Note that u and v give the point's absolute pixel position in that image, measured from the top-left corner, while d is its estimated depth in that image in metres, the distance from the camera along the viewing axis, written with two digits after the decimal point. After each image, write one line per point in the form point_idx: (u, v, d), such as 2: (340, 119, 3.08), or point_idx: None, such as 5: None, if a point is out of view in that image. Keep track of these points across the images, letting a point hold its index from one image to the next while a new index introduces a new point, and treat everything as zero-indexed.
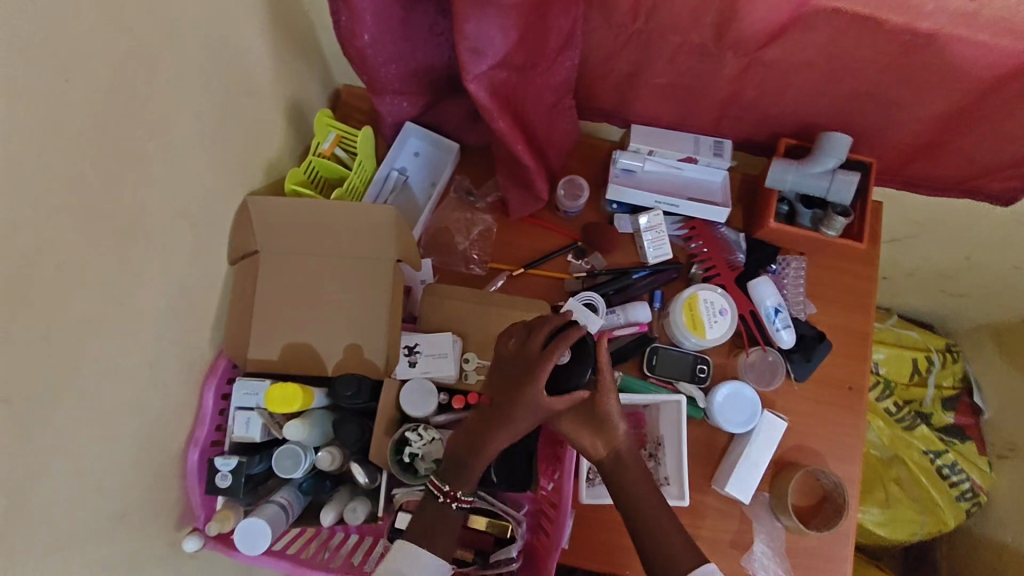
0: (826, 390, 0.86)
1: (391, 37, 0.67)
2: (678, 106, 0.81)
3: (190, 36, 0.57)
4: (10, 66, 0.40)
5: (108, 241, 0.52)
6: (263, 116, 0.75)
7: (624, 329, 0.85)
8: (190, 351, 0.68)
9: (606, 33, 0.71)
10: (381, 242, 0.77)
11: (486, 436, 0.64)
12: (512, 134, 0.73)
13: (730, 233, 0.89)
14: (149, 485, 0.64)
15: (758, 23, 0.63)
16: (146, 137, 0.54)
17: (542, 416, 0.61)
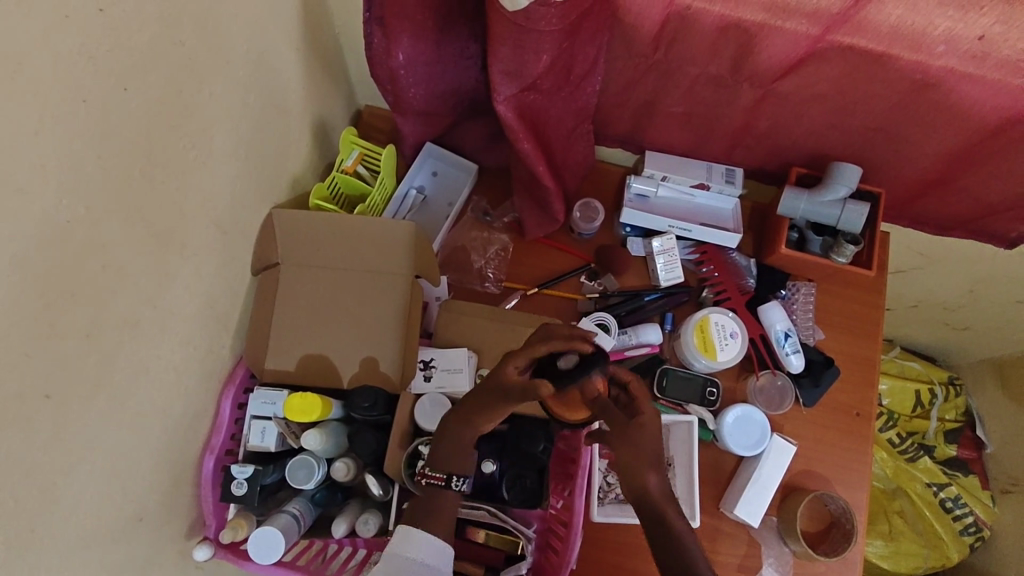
0: (834, 416, 0.87)
1: (423, 59, 0.70)
2: (693, 134, 0.84)
3: (232, 52, 0.60)
4: (62, 73, 0.42)
5: (145, 246, 0.54)
6: (292, 132, 0.77)
7: (636, 350, 0.86)
8: (211, 359, 0.70)
9: (627, 63, 0.74)
10: (401, 257, 0.78)
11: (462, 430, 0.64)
12: (535, 158, 0.76)
13: (741, 259, 0.91)
14: (165, 490, 0.64)
15: (774, 58, 0.67)
16: (187, 146, 0.56)
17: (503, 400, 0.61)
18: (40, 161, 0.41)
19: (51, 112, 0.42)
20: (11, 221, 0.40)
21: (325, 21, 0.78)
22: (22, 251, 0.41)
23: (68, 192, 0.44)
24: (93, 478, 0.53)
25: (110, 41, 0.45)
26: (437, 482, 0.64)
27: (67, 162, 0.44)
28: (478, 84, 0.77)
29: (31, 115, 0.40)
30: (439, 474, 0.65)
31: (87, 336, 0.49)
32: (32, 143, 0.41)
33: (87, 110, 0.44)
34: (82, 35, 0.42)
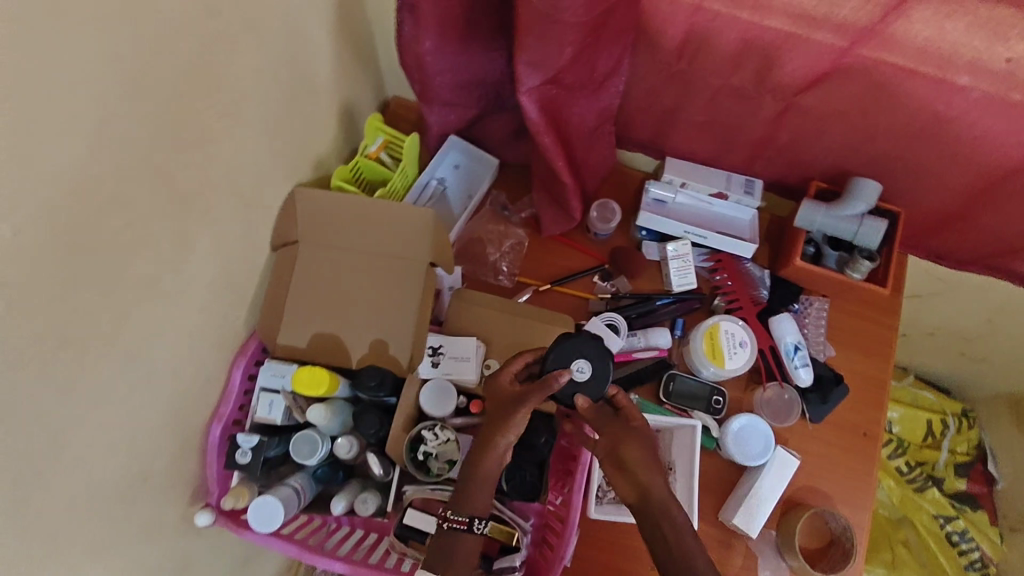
0: (840, 433, 0.86)
1: (451, 49, 0.71)
2: (713, 141, 0.85)
3: (266, 30, 0.62)
4: (100, 33, 0.43)
5: (170, 208, 0.56)
6: (320, 114, 0.79)
7: (644, 353, 0.86)
8: (226, 328, 0.72)
9: (651, 68, 0.75)
10: (418, 242, 0.79)
11: (475, 461, 0.64)
12: (556, 155, 0.77)
13: (755, 269, 0.90)
14: (171, 451, 0.66)
15: (797, 70, 0.68)
16: (216, 117, 0.58)
17: (503, 411, 0.64)
18: (72, 113, 0.43)
19: (94, 72, 0.44)
20: (41, 170, 0.42)
21: (360, 8, 0.80)
22: (53, 201, 0.43)
23: (104, 152, 0.47)
24: (104, 430, 0.55)
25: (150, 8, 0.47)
26: (460, 526, 0.62)
27: (103, 124, 0.46)
28: (504, 79, 0.78)
29: (78, 71, 0.43)
30: (462, 517, 0.63)
31: (115, 291, 0.52)
32: (72, 100, 0.43)
33: (128, 74, 0.47)
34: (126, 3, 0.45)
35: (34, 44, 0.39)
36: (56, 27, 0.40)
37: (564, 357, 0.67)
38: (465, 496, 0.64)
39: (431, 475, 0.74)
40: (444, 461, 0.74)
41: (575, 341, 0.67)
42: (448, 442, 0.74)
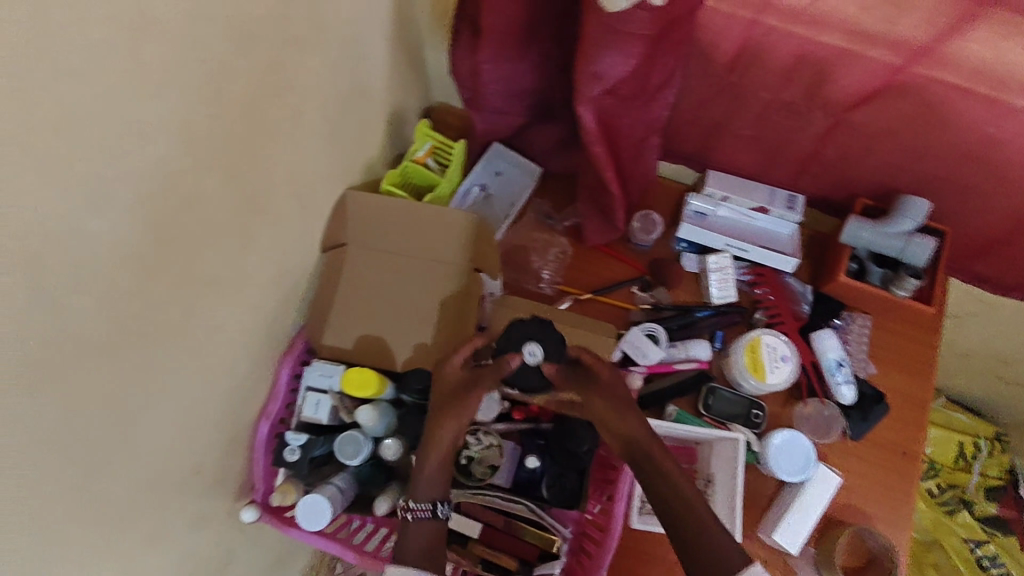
0: (880, 452, 0.85)
1: (507, 59, 0.72)
2: (759, 154, 0.86)
3: (331, 36, 0.63)
4: (188, 37, 0.45)
5: (236, 208, 0.57)
6: (371, 120, 0.80)
7: (684, 364, 0.87)
8: (277, 327, 0.73)
9: (702, 81, 0.76)
10: (462, 248, 0.80)
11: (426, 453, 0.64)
12: (605, 165, 0.77)
13: (797, 284, 0.90)
14: (222, 447, 0.67)
15: (849, 87, 0.68)
16: (281, 120, 0.60)
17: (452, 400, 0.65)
18: (160, 114, 0.44)
19: (182, 73, 0.45)
20: (130, 169, 0.43)
21: (414, 17, 0.82)
22: (138, 199, 0.45)
23: (186, 151, 0.48)
24: (165, 423, 0.56)
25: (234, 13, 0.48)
26: (422, 513, 0.61)
27: (187, 124, 0.47)
28: (554, 89, 0.79)
29: (166, 73, 0.44)
30: (424, 504, 0.62)
31: (183, 287, 0.53)
32: (161, 101, 0.44)
33: (211, 77, 0.48)
34: (211, 9, 0.46)
35: (131, 47, 0.40)
36: (150, 31, 0.42)
37: (514, 341, 0.61)
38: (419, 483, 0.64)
39: (473, 479, 0.76)
40: (486, 466, 0.76)
41: (525, 324, 0.61)
42: (490, 447, 0.76)
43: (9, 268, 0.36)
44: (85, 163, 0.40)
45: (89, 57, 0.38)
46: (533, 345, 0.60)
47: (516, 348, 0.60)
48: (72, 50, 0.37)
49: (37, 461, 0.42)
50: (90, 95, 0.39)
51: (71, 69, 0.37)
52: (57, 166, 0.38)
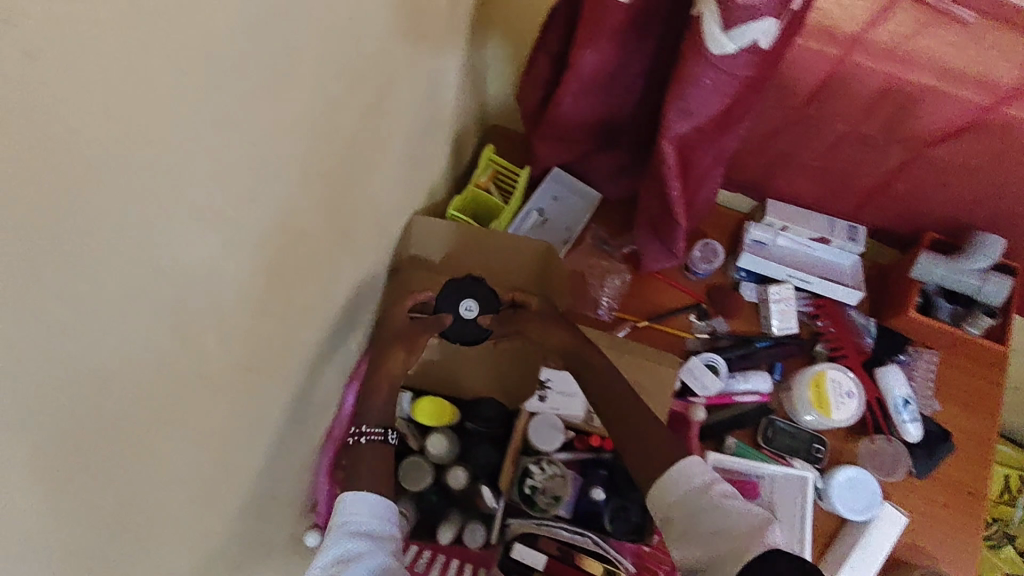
0: (943, 491, 0.84)
1: (591, 90, 0.72)
2: (824, 187, 0.85)
3: (419, 66, 0.63)
4: (310, 75, 0.44)
5: (327, 238, 0.57)
6: (440, 144, 0.80)
7: (744, 397, 0.85)
8: (344, 351, 0.73)
9: (774, 113, 0.75)
10: (526, 275, 0.80)
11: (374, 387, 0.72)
12: (681, 203, 0.76)
13: (859, 317, 0.89)
14: (290, 471, 0.67)
15: (932, 123, 0.68)
16: (371, 151, 0.60)
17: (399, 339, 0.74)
18: (280, 152, 0.44)
19: (301, 109, 0.45)
20: (251, 207, 0.43)
21: (483, 43, 0.82)
22: (252, 237, 0.44)
23: (295, 186, 0.48)
24: (248, 451, 0.55)
25: (349, 50, 0.48)
26: (376, 438, 0.68)
27: (299, 160, 0.47)
28: (627, 119, 0.79)
29: (294, 112, 0.44)
30: (377, 430, 0.68)
31: (279, 318, 0.53)
32: (281, 139, 0.44)
33: (322, 112, 0.48)
34: (336, 47, 0.46)
35: (272, 89, 0.41)
36: (288, 74, 0.42)
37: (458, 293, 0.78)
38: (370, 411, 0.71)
39: (537, 510, 0.74)
40: (550, 497, 0.75)
41: (465, 283, 0.79)
42: (554, 477, 0.75)
43: (152, 311, 0.36)
44: (214, 204, 0.39)
45: (237, 103, 0.38)
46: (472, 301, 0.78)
47: (456, 303, 0.78)
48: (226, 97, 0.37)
49: (142, 494, 0.42)
50: (235, 138, 0.39)
51: (226, 114, 0.37)
52: (202, 208, 0.38)
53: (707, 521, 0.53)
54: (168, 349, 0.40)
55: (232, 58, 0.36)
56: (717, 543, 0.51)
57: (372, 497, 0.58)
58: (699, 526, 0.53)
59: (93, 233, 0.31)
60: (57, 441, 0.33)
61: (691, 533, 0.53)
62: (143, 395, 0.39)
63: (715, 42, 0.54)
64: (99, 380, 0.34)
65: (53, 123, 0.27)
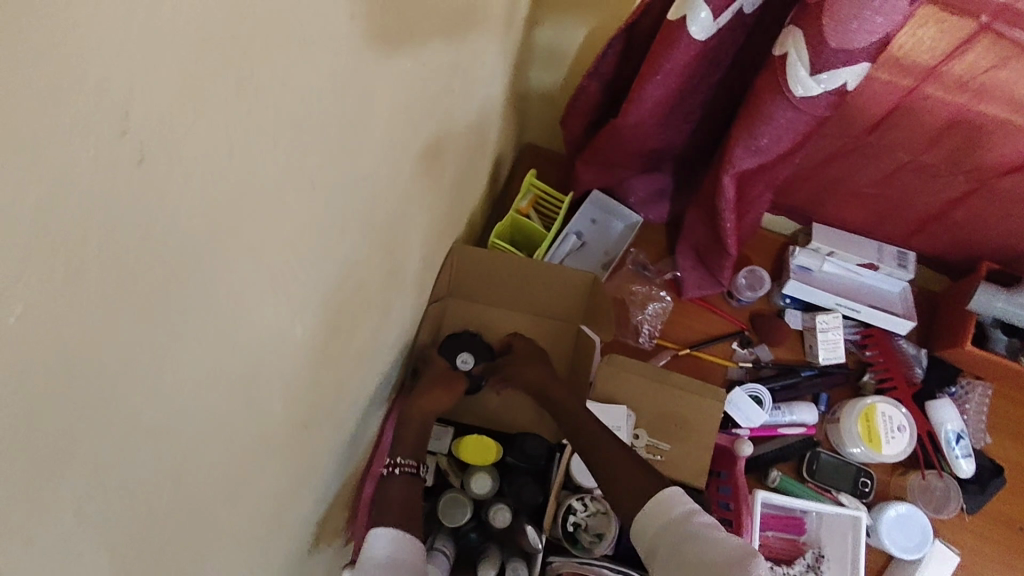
0: (998, 528, 0.81)
1: (653, 121, 0.69)
2: (875, 214, 0.82)
3: (473, 97, 0.62)
4: (386, 125, 0.43)
5: (382, 281, 0.55)
6: (483, 169, 0.78)
7: (789, 428, 0.83)
8: (387, 385, 0.71)
9: (831, 142, 0.73)
10: (570, 304, 0.80)
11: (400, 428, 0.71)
12: (734, 236, 0.74)
13: (909, 346, 0.86)
14: (334, 511, 0.64)
15: (1004, 155, 0.66)
16: (426, 189, 0.58)
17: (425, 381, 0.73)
18: (353, 203, 0.43)
19: (374, 158, 0.43)
20: (325, 260, 0.41)
21: (528, 66, 0.80)
22: (322, 290, 0.43)
23: (361, 234, 0.46)
24: (302, 501, 0.53)
25: (417, 98, 0.47)
26: (409, 469, 0.68)
27: (366, 210, 0.46)
28: (679, 146, 0.77)
29: (369, 162, 0.43)
30: (410, 462, 0.68)
31: (337, 365, 0.51)
32: (354, 192, 0.42)
33: (390, 158, 0.47)
34: (407, 95, 0.45)
35: (353, 142, 0.39)
36: (367, 126, 0.40)
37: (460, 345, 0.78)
38: (403, 443, 0.70)
39: (581, 547, 0.72)
40: (594, 534, 0.72)
41: (462, 339, 0.78)
42: (598, 513, 0.72)
43: (235, 383, 0.35)
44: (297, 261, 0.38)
45: (326, 167, 0.37)
46: (466, 353, 0.77)
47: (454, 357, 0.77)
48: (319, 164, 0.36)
49: (220, 568, 0.41)
50: (320, 196, 0.37)
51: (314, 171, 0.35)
52: (287, 268, 0.36)
53: (693, 549, 0.50)
54: (251, 422, 0.38)
55: (326, 125, 0.35)
56: (700, 569, 0.48)
57: (389, 531, 0.59)
58: (685, 553, 0.51)
59: (204, 321, 0.30)
60: (158, 533, 0.32)
61: (678, 562, 0.51)
62: (229, 470, 0.38)
63: (800, 84, 0.55)
64: (194, 464, 0.33)
65: (189, 227, 0.26)
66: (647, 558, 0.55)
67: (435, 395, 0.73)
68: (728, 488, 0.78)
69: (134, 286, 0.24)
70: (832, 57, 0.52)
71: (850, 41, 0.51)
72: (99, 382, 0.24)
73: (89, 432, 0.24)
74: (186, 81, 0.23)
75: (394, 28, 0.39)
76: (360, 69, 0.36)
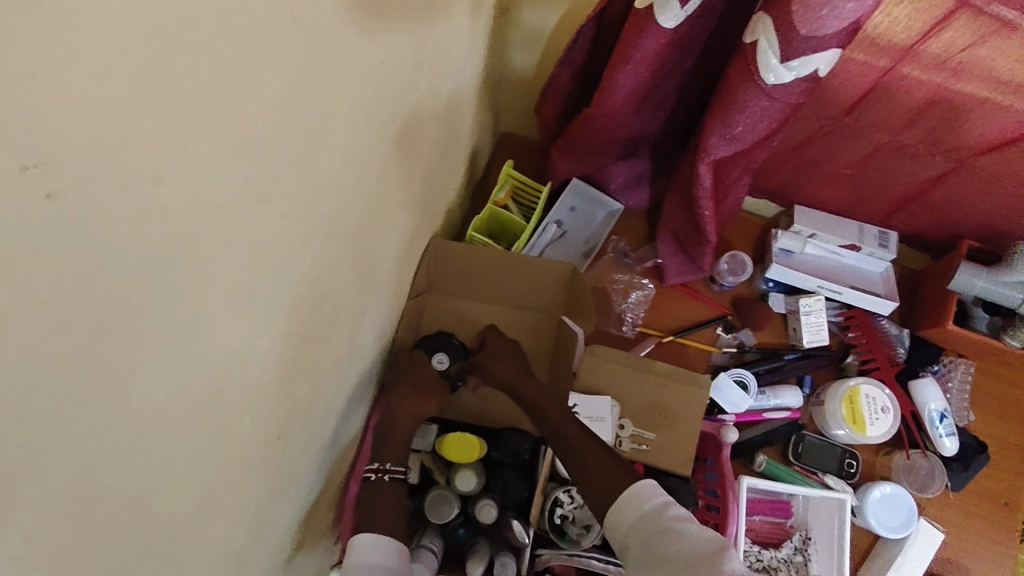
0: (982, 503, 0.82)
1: (627, 109, 0.68)
2: (854, 195, 0.82)
3: (443, 92, 0.60)
4: (348, 128, 0.42)
5: (356, 283, 0.54)
6: (458, 163, 0.77)
7: (774, 412, 0.83)
8: (367, 387, 0.70)
9: (808, 125, 0.72)
10: (549, 296, 0.80)
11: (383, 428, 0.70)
12: (712, 223, 0.73)
13: (891, 326, 0.86)
14: (317, 517, 0.64)
15: (982, 134, 0.65)
16: (396, 188, 0.57)
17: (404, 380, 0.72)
18: (316, 209, 0.41)
19: (336, 162, 0.42)
20: (289, 269, 0.40)
21: (500, 55, 0.78)
22: (288, 300, 0.42)
23: (328, 239, 0.45)
24: (282, 510, 0.53)
25: (380, 95, 0.46)
26: (398, 476, 0.68)
27: (331, 214, 0.44)
28: (656, 133, 0.76)
29: (331, 165, 0.42)
30: (399, 467, 0.68)
31: (310, 372, 0.50)
32: (317, 197, 0.41)
33: (355, 159, 0.45)
34: (368, 94, 0.44)
35: (312, 148, 0.38)
36: (327, 131, 0.39)
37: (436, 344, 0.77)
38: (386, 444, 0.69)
39: (568, 540, 0.71)
40: (582, 527, 0.71)
41: (438, 339, 0.78)
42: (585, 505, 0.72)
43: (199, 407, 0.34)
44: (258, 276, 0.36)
45: (284, 176, 0.36)
46: (442, 353, 0.77)
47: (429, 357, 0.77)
48: (277, 174, 0.34)
49: None
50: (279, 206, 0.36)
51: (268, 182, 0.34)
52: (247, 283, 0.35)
53: (665, 544, 0.51)
54: (220, 438, 0.38)
55: (279, 133, 0.33)
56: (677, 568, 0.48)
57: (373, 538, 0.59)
58: (660, 548, 0.51)
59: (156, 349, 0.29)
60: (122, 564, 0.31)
61: (650, 557, 0.51)
62: (197, 493, 0.37)
63: (771, 72, 0.54)
64: (157, 492, 0.32)
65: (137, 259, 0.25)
66: (621, 552, 0.55)
67: (419, 394, 0.72)
68: (715, 473, 0.78)
69: (74, 329, 0.23)
70: (804, 45, 0.51)
71: (818, 28, 0.49)
72: (49, 426, 0.23)
73: (35, 479, 0.23)
74: (124, 112, 0.21)
75: (351, 27, 0.37)
76: (317, 72, 0.35)
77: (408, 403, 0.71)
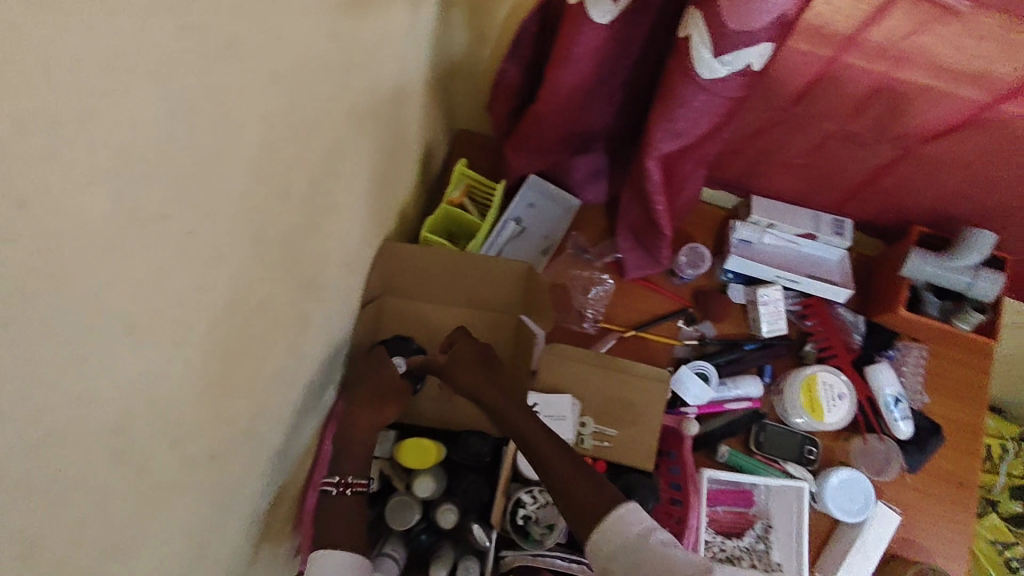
0: (938, 483, 0.83)
1: (574, 104, 0.67)
2: (808, 184, 0.82)
3: (382, 91, 0.58)
4: (268, 132, 0.40)
5: (295, 291, 0.53)
6: (408, 162, 0.75)
7: (736, 403, 0.83)
8: (320, 395, 0.68)
9: (759, 115, 0.72)
10: (507, 295, 0.79)
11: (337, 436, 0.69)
12: (666, 217, 0.73)
13: (847, 313, 0.87)
14: (271, 529, 0.63)
15: (926, 121, 0.65)
16: (336, 190, 0.55)
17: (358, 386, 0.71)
18: (238, 219, 0.40)
19: (257, 168, 0.40)
20: (209, 284, 0.38)
21: (448, 51, 0.76)
22: (212, 314, 0.40)
23: (256, 249, 0.43)
24: (226, 527, 0.52)
25: (306, 97, 0.44)
26: (361, 488, 0.66)
27: (258, 222, 0.43)
28: (607, 126, 0.75)
29: (251, 172, 0.40)
30: (362, 480, 0.66)
31: (248, 385, 0.48)
32: (237, 206, 0.39)
33: (282, 164, 0.44)
34: (290, 97, 0.42)
35: (225, 156, 0.36)
36: (242, 136, 0.37)
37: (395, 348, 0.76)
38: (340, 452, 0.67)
39: (532, 540, 0.71)
40: (545, 526, 0.71)
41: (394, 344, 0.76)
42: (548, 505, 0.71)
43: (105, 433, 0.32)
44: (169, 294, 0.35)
45: (191, 187, 0.34)
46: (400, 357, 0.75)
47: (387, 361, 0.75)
48: (181, 187, 0.33)
49: None
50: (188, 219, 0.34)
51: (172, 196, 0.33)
52: (155, 301, 0.34)
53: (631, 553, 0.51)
54: (137, 465, 0.36)
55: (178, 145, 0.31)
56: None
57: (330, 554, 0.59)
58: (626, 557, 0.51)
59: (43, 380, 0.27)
60: None
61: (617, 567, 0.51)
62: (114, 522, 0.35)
63: (706, 66, 0.53)
64: (62, 527, 0.31)
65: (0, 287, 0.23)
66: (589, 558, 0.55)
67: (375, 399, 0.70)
68: (677, 467, 0.78)
69: None
70: (737, 38, 0.50)
71: (749, 21, 0.49)
72: None
73: None
74: None
75: (259, 28, 0.35)
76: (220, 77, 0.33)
77: (363, 409, 0.69)
